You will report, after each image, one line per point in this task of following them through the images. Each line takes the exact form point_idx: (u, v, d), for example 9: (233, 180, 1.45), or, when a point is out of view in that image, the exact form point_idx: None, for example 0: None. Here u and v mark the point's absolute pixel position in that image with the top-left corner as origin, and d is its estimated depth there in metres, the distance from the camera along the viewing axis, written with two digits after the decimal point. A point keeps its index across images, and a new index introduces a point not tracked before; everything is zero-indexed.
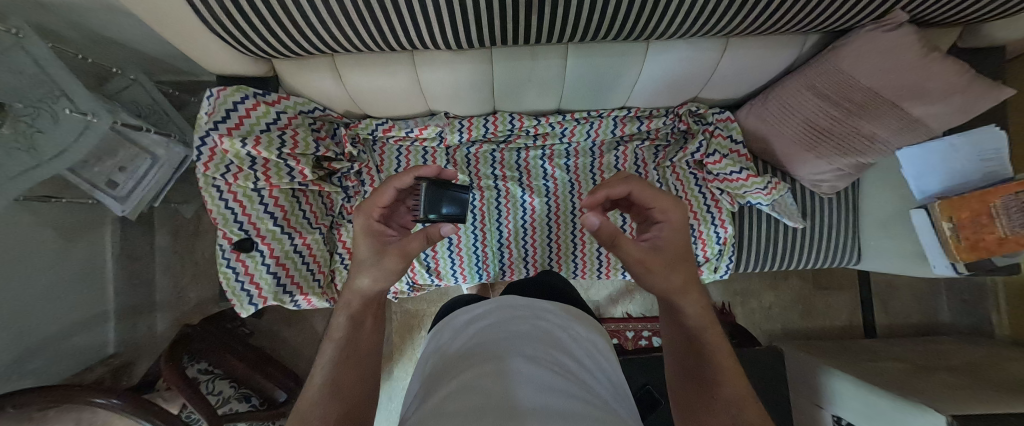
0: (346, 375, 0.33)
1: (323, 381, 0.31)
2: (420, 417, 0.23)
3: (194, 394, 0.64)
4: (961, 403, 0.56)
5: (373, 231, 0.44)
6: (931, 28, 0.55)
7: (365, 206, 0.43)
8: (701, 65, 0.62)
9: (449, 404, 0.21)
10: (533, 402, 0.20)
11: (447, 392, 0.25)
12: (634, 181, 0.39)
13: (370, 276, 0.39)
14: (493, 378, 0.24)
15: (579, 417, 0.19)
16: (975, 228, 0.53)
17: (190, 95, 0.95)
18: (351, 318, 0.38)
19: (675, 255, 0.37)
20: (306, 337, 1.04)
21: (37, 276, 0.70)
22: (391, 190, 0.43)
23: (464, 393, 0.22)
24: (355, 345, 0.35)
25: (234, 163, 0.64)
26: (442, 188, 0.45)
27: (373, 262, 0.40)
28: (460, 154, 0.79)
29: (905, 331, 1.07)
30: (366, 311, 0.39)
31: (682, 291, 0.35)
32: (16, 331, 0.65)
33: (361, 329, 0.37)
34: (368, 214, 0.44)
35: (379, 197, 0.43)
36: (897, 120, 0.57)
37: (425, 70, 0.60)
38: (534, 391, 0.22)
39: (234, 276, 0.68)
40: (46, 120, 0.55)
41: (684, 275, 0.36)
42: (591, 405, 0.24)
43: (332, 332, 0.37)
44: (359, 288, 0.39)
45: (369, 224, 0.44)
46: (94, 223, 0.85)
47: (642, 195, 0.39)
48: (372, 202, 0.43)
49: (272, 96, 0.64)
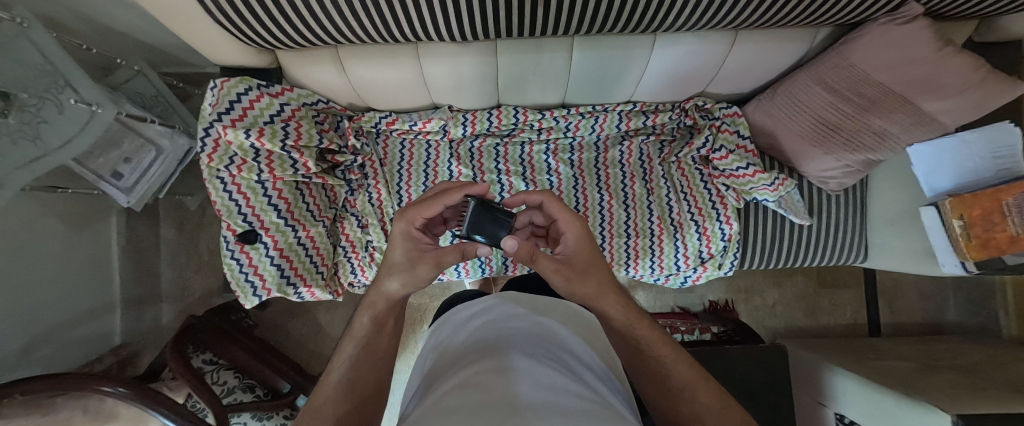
0: (361, 376, 0.35)
1: (339, 380, 0.34)
2: (420, 413, 0.23)
3: (198, 384, 0.65)
4: (967, 403, 0.56)
5: (411, 239, 0.41)
6: (946, 22, 0.54)
7: (409, 212, 0.41)
8: (709, 59, 0.61)
9: (448, 401, 0.21)
10: (533, 399, 0.20)
11: (446, 389, 0.24)
12: (549, 194, 0.42)
13: (399, 280, 0.40)
14: (492, 374, 0.24)
15: (579, 415, 0.19)
16: (985, 227, 0.52)
17: (195, 87, 0.95)
18: (375, 318, 0.40)
19: (586, 263, 0.40)
20: (309, 330, 1.04)
21: (44, 265, 0.71)
22: (440, 205, 0.41)
23: (463, 390, 0.22)
24: (373, 348, 0.38)
25: (238, 154, 0.64)
26: (487, 210, 0.40)
27: (405, 267, 0.40)
28: (464, 148, 0.78)
29: (909, 330, 1.07)
30: (390, 312, 0.41)
31: (601, 298, 0.39)
32: (25, 319, 0.66)
33: (382, 331, 0.39)
34: (410, 221, 0.41)
35: (426, 209, 0.41)
36: (908, 116, 0.56)
37: (429, 62, 0.59)
38: (534, 389, 0.22)
39: (239, 267, 0.69)
40: (52, 109, 0.55)
41: (599, 280, 0.40)
42: (592, 403, 0.23)
43: (354, 331, 0.39)
44: (387, 291, 0.41)
45: (408, 231, 0.41)
46: (100, 214, 0.85)
47: (551, 209, 0.42)
48: (417, 211, 0.41)
49: (276, 88, 0.64)
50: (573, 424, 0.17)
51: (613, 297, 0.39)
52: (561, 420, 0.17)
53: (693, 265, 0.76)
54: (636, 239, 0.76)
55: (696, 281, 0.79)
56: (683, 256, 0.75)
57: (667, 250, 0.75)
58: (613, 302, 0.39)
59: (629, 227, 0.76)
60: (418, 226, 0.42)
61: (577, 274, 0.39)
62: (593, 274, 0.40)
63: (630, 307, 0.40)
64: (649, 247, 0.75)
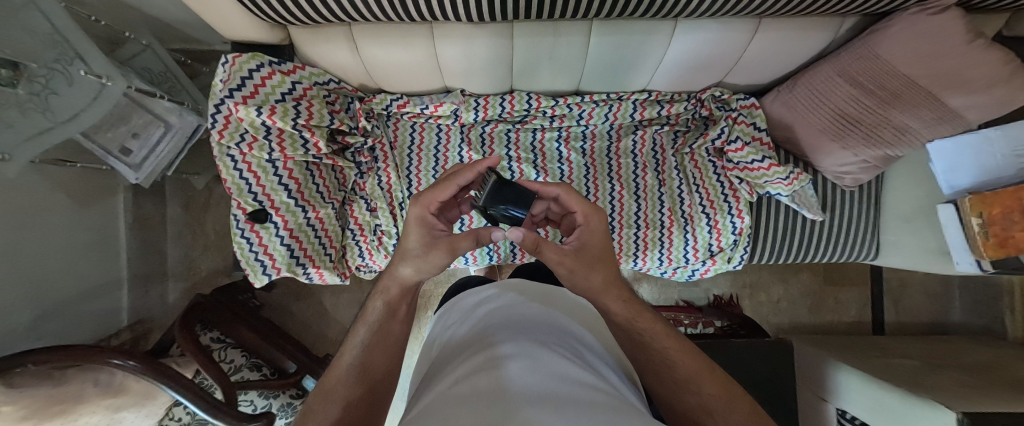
0: (373, 360, 0.35)
1: (351, 364, 0.35)
2: (432, 398, 0.23)
3: (206, 361, 0.65)
4: (974, 401, 0.56)
5: (426, 225, 0.39)
6: (976, 13, 0.53)
7: (424, 197, 0.38)
8: (730, 47, 0.60)
9: (462, 386, 0.21)
10: (548, 389, 0.20)
11: (458, 375, 0.24)
12: (565, 186, 0.39)
13: (412, 266, 0.39)
14: (506, 362, 0.24)
15: (594, 406, 0.19)
16: (1005, 225, 0.51)
17: (203, 65, 0.94)
18: (388, 305, 0.39)
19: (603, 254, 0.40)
20: (315, 313, 1.05)
21: (52, 239, 0.71)
22: (455, 185, 0.39)
23: (476, 376, 0.22)
24: (385, 333, 0.38)
25: (248, 132, 0.63)
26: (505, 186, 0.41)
27: (419, 254, 0.39)
28: (475, 133, 0.77)
29: (914, 329, 1.07)
30: (402, 299, 0.40)
31: (625, 292, 0.39)
32: (35, 292, 0.67)
33: (395, 317, 0.39)
34: (426, 205, 0.39)
35: (443, 191, 0.39)
36: (930, 111, 0.55)
37: (444, 43, 0.58)
38: (547, 379, 0.21)
39: (248, 246, 0.69)
40: (61, 81, 0.55)
41: (605, 275, 0.38)
42: (605, 394, 0.23)
43: (367, 314, 0.39)
44: (400, 276, 0.40)
45: (423, 217, 0.39)
46: (108, 190, 0.85)
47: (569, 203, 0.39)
48: (432, 195, 0.38)
49: (288, 65, 0.63)
50: (591, 414, 0.17)
51: (619, 291, 0.39)
52: (577, 409, 0.17)
53: (702, 258, 0.76)
54: (646, 230, 0.75)
55: (704, 274, 0.80)
56: (693, 249, 0.75)
57: (677, 242, 0.75)
58: (614, 297, 0.38)
59: (639, 218, 0.76)
60: (433, 212, 0.40)
61: (584, 268, 0.38)
62: (598, 269, 0.38)
63: (636, 300, 0.40)
64: (659, 238, 0.75)
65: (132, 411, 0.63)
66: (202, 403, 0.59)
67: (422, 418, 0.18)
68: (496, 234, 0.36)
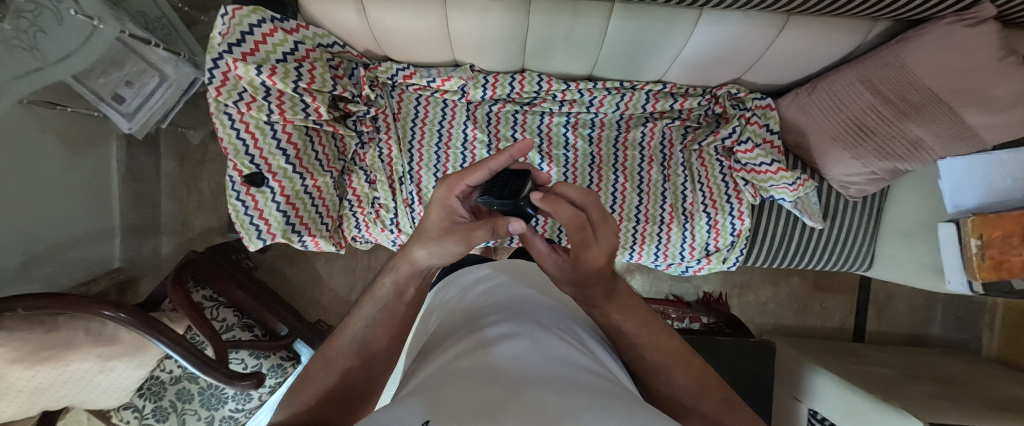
0: (376, 334, 0.35)
1: (352, 338, 0.34)
2: (426, 376, 0.23)
3: (198, 319, 0.65)
4: (940, 412, 0.59)
5: (447, 208, 0.31)
6: (1012, 29, 0.51)
7: (452, 177, 0.31)
8: (752, 43, 0.58)
9: (459, 364, 0.21)
10: (549, 371, 0.19)
11: (455, 353, 0.24)
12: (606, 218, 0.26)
13: (425, 248, 0.33)
14: (505, 341, 0.24)
15: (594, 390, 0.18)
16: (1003, 249, 0.51)
17: (201, 14, 0.89)
18: (395, 282, 0.36)
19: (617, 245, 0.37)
20: (308, 277, 1.06)
21: (44, 182, 0.70)
22: (485, 171, 0.30)
23: (475, 354, 0.22)
24: (390, 312, 0.36)
25: (247, 91, 0.62)
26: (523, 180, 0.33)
27: (434, 236, 0.32)
28: (482, 112, 0.75)
29: (893, 339, 1.10)
30: (411, 279, 0.37)
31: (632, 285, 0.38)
32: (25, 235, 0.66)
33: (400, 298, 0.37)
34: (451, 187, 0.31)
35: (471, 176, 0.30)
36: (947, 127, 0.55)
37: (457, 13, 0.55)
38: (548, 362, 0.21)
39: (244, 209, 0.68)
40: (49, 18, 0.51)
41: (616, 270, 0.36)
42: (604, 379, 0.23)
43: (375, 289, 0.37)
44: (405, 258, 0.36)
45: (447, 200, 0.31)
46: (100, 137, 0.83)
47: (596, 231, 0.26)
48: (460, 176, 0.30)
49: (290, 23, 0.61)
50: (593, 397, 0.17)
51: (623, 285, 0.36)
52: (579, 393, 0.17)
53: (698, 256, 0.76)
54: (645, 224, 0.75)
55: (697, 271, 0.80)
56: (689, 246, 0.75)
57: (675, 238, 0.75)
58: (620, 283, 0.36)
59: (640, 212, 0.75)
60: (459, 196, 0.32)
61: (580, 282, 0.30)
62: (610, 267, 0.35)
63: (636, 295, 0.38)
64: (657, 233, 0.75)
65: (124, 361, 0.64)
66: (193, 359, 0.59)
67: (418, 392, 0.18)
68: (514, 224, 0.26)
